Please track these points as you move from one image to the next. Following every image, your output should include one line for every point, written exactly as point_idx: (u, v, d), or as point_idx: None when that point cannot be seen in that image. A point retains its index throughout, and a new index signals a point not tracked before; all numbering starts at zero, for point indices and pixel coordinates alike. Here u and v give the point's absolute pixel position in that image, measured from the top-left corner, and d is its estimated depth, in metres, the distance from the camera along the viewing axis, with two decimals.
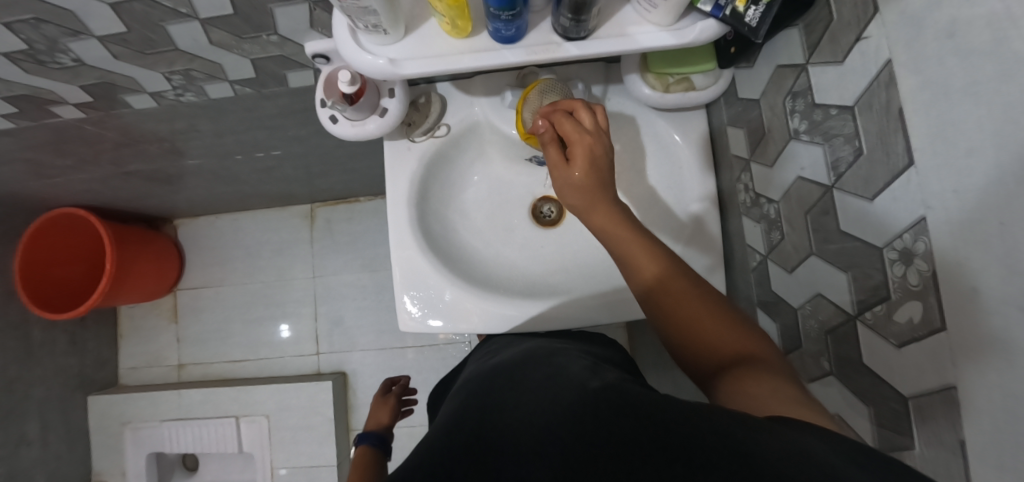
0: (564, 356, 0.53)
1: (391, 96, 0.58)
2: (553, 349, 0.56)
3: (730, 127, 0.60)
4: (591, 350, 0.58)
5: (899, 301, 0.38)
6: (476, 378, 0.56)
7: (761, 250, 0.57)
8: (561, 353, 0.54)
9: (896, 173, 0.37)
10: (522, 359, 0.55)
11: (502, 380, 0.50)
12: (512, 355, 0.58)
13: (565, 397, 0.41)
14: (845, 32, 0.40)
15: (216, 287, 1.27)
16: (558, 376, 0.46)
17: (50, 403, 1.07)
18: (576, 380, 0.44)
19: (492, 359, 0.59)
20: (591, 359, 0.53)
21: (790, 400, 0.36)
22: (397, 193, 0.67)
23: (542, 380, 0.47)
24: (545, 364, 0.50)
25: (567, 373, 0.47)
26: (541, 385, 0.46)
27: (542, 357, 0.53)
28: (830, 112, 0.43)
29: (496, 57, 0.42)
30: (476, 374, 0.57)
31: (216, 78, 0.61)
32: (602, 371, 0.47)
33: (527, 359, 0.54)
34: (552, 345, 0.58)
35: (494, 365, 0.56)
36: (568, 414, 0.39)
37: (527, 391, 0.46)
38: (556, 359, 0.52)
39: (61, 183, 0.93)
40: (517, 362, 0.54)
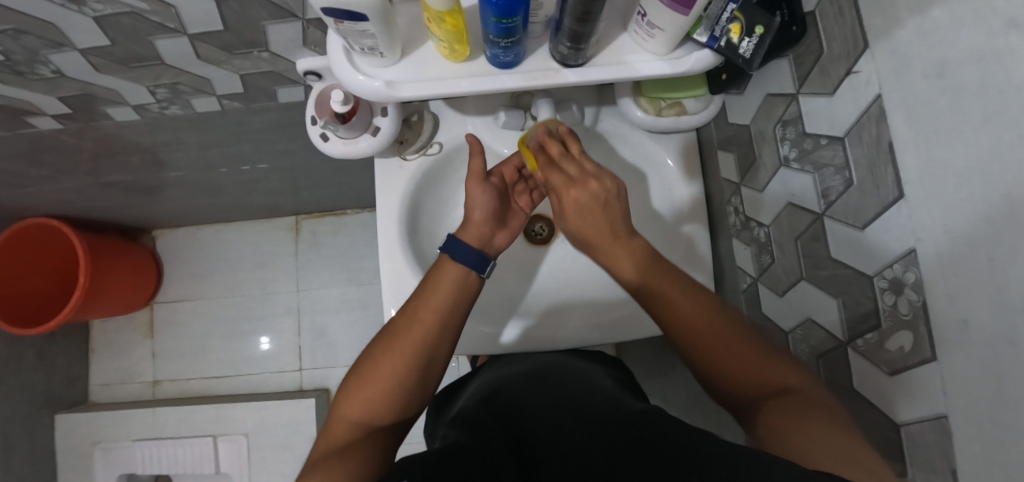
0: (593, 377, 0.53)
1: (383, 115, 0.57)
2: (582, 371, 0.55)
3: (721, 151, 0.61)
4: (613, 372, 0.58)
5: (890, 330, 0.39)
6: (499, 382, 0.56)
7: (751, 273, 0.58)
8: (590, 375, 0.54)
9: (886, 204, 0.38)
10: (554, 378, 0.53)
11: (531, 397, 0.49)
12: (538, 370, 0.57)
13: (597, 420, 0.41)
14: (835, 65, 0.41)
15: (195, 300, 1.23)
16: (590, 399, 0.46)
17: (14, 423, 1.02)
18: (605, 404, 0.44)
19: (512, 369, 0.59)
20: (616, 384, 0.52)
21: (838, 445, 0.33)
22: (388, 209, 0.66)
23: (574, 401, 0.46)
24: (576, 387, 0.50)
25: (598, 395, 0.46)
26: (568, 408, 0.45)
27: (570, 378, 0.53)
28: (820, 142, 0.44)
29: (493, 82, 0.42)
30: (499, 379, 0.57)
31: (204, 92, 0.60)
32: (629, 395, 0.47)
33: (557, 380, 0.53)
34: (582, 366, 0.57)
35: (520, 375, 0.56)
36: (595, 438, 0.39)
37: (555, 410, 0.45)
38: (586, 380, 0.52)
39: (34, 193, 0.89)
40: (545, 382, 0.53)
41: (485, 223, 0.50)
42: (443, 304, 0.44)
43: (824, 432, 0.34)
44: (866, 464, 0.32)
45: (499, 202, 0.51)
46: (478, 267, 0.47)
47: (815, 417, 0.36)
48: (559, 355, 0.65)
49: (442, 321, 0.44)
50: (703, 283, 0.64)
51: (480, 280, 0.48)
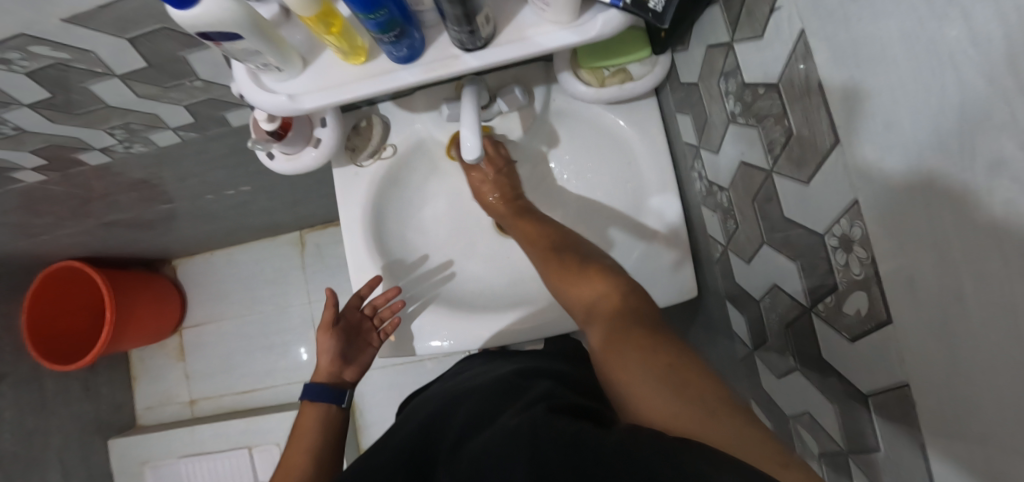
0: (525, 379, 0.54)
1: (323, 125, 0.57)
2: (512, 373, 0.57)
3: (678, 113, 0.57)
4: (557, 372, 0.59)
5: (845, 292, 0.35)
6: (427, 410, 0.57)
7: (720, 241, 0.54)
8: (522, 376, 0.55)
9: (824, 153, 0.33)
10: (472, 392, 0.55)
11: (449, 426, 0.50)
12: (462, 389, 0.58)
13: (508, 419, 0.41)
14: (759, 4, 0.36)
15: (217, 322, 1.30)
16: (514, 400, 0.47)
17: (70, 450, 1.12)
18: (522, 405, 0.44)
19: (460, 383, 0.61)
20: (553, 382, 0.53)
21: (693, 412, 0.34)
22: (351, 217, 0.66)
23: (495, 408, 0.47)
24: (501, 389, 0.51)
25: (523, 397, 0.47)
26: (484, 419, 0.46)
27: (506, 380, 0.54)
28: (758, 91, 0.40)
29: (394, 79, 0.40)
30: (430, 406, 0.57)
31: (157, 127, 0.61)
32: (560, 393, 0.47)
33: (474, 394, 0.54)
34: (512, 370, 0.59)
35: (467, 387, 0.57)
36: (506, 433, 0.39)
37: (470, 428, 0.46)
38: (513, 380, 0.53)
39: (50, 240, 0.96)
40: (465, 397, 0.54)
41: (330, 365, 0.71)
42: (310, 437, 0.65)
43: (656, 377, 0.37)
44: (716, 422, 0.33)
45: (340, 349, 0.71)
46: (333, 399, 0.69)
47: (651, 362, 0.39)
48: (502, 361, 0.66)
49: (314, 447, 0.64)
50: (678, 257, 0.60)
51: (340, 407, 0.70)
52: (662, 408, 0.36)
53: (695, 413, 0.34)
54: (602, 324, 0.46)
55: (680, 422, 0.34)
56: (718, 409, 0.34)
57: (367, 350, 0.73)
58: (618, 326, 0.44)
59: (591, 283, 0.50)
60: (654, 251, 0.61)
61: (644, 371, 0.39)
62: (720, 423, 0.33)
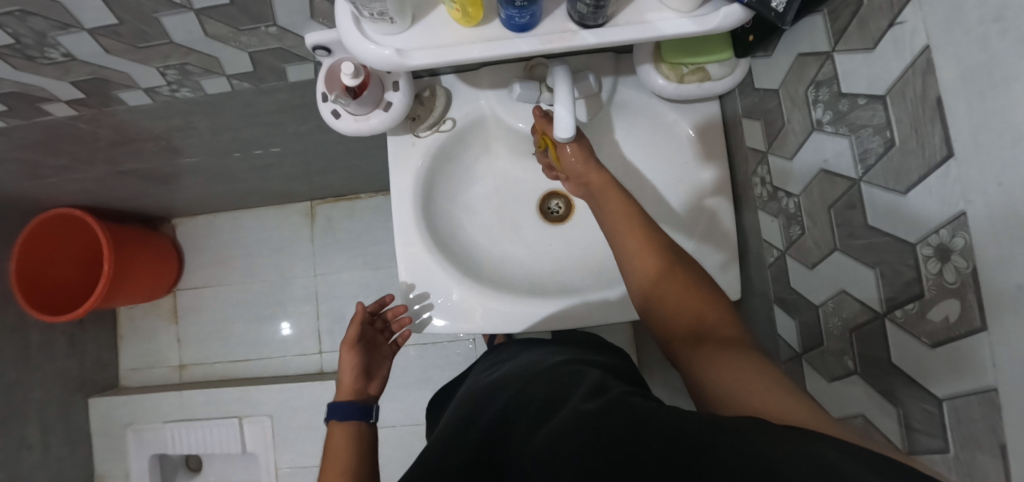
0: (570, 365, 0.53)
1: (395, 89, 0.55)
2: (557, 362, 0.55)
3: (745, 119, 0.59)
4: (601, 362, 0.59)
5: (933, 300, 0.36)
6: (471, 399, 0.55)
7: (778, 245, 0.56)
8: (566, 362, 0.54)
9: (932, 166, 0.35)
10: (520, 376, 0.53)
11: (496, 409, 0.48)
12: (509, 371, 0.57)
13: (579, 409, 0.41)
14: (877, 17, 0.38)
15: (215, 286, 1.25)
16: (571, 387, 0.46)
17: (50, 406, 1.07)
18: (585, 393, 0.44)
19: (500, 370, 0.60)
20: (599, 370, 0.52)
21: (793, 405, 0.36)
22: (402, 189, 0.65)
23: (553, 393, 0.46)
24: (552, 375, 0.50)
25: (580, 384, 0.46)
26: (546, 403, 0.45)
27: (553, 366, 0.53)
28: (857, 102, 0.41)
29: (508, 46, 0.40)
30: (478, 390, 0.56)
31: (213, 72, 0.59)
32: (613, 382, 0.47)
33: (524, 376, 0.53)
34: (553, 357, 0.57)
35: (508, 372, 0.57)
36: (584, 425, 0.38)
37: (531, 411, 0.45)
38: (559, 368, 0.52)
39: (55, 183, 0.91)
40: (510, 382, 0.53)
41: (355, 381, 0.69)
42: (347, 451, 0.61)
43: (767, 387, 0.38)
44: (819, 416, 0.35)
45: (364, 363, 0.70)
46: (363, 415, 0.66)
47: (766, 371, 0.40)
48: (536, 349, 0.64)
49: (351, 460, 0.60)
50: (726, 258, 0.62)
51: (369, 423, 0.66)
52: (776, 404, 0.36)
53: (814, 416, 0.35)
54: (707, 344, 0.45)
55: (794, 416, 0.35)
56: (813, 404, 0.37)
57: (384, 366, 0.74)
58: (726, 348, 0.44)
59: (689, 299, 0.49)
60: (703, 252, 0.62)
61: (751, 378, 0.39)
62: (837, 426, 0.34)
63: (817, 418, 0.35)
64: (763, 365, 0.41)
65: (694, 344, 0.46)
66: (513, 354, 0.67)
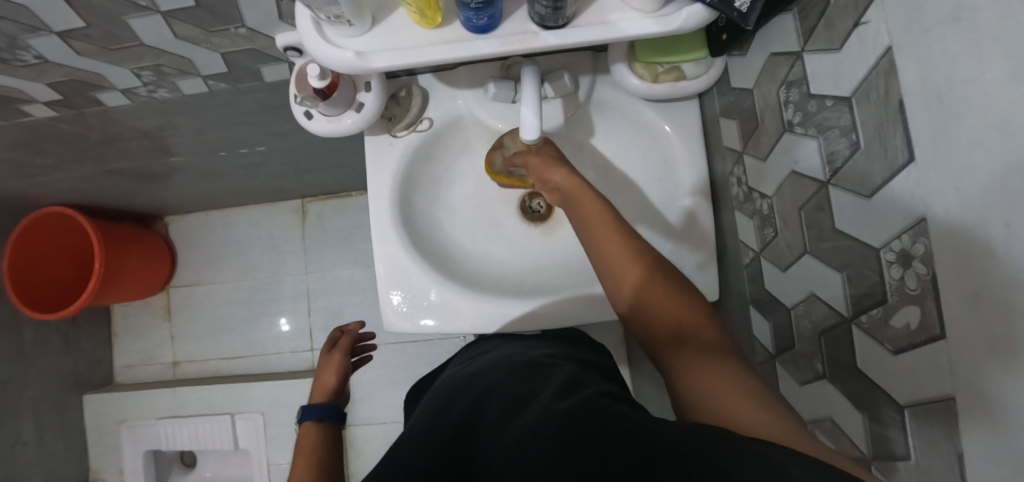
0: (547, 359, 0.53)
1: (367, 90, 0.55)
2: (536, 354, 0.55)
3: (722, 118, 0.58)
4: (577, 356, 0.59)
5: (896, 306, 0.36)
6: (445, 389, 0.55)
7: (754, 247, 0.55)
8: (543, 357, 0.54)
9: (894, 170, 0.34)
10: (495, 367, 0.53)
11: (468, 398, 0.48)
12: (483, 363, 0.58)
13: (551, 406, 0.41)
14: (843, 16, 0.37)
15: (208, 284, 1.26)
16: (545, 382, 0.46)
17: (45, 402, 1.08)
18: (557, 391, 0.43)
19: (476, 362, 0.61)
20: (574, 364, 0.53)
21: (769, 419, 0.36)
22: (379, 188, 0.65)
23: (526, 387, 0.46)
24: (526, 369, 0.50)
25: (553, 379, 0.46)
26: (518, 396, 0.45)
27: (529, 360, 0.53)
28: (824, 103, 0.40)
29: (469, 48, 0.39)
30: (451, 381, 0.56)
31: (188, 73, 0.59)
32: (587, 378, 0.47)
33: (497, 368, 0.53)
34: (532, 351, 0.58)
35: (483, 364, 0.57)
36: (555, 423, 0.38)
37: (504, 404, 0.45)
38: (535, 361, 0.52)
39: (43, 183, 0.92)
40: (484, 373, 0.53)
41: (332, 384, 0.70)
42: (320, 447, 0.62)
43: (740, 394, 0.39)
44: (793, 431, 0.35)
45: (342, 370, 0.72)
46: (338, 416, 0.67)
47: (744, 381, 0.40)
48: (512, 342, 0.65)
49: (324, 454, 0.61)
50: (704, 259, 0.61)
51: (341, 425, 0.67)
52: (754, 419, 0.37)
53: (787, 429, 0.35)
54: (688, 348, 0.45)
55: (764, 428, 0.36)
56: (789, 416, 0.37)
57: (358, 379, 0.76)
58: (705, 354, 0.44)
59: (672, 302, 0.48)
60: (681, 252, 0.62)
61: (726, 386, 0.40)
62: (802, 434, 0.35)
63: (785, 425, 0.36)
64: (740, 375, 0.41)
65: (677, 346, 0.46)
66: (493, 346, 0.66)
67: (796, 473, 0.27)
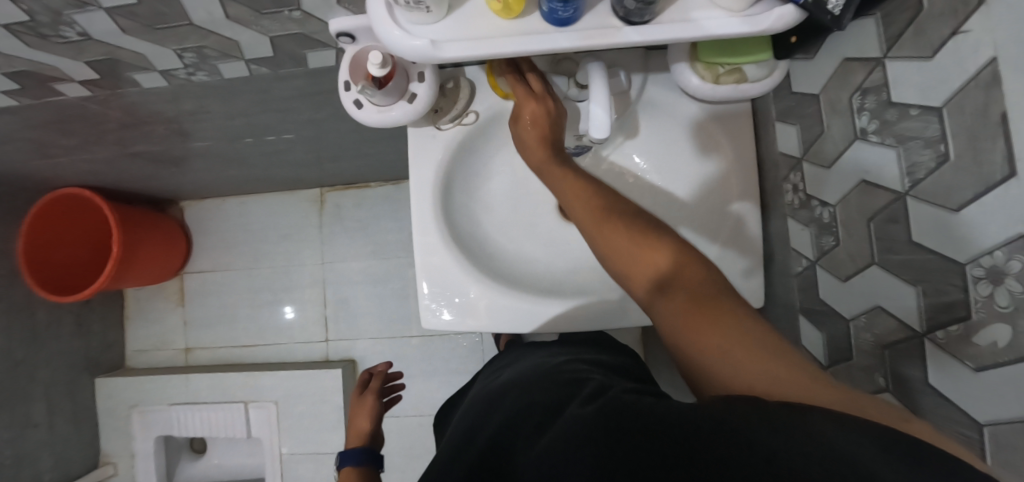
0: (570, 369, 0.51)
1: (420, 80, 0.54)
2: (561, 363, 0.54)
3: (780, 123, 0.57)
4: (606, 361, 0.58)
5: (980, 323, 0.35)
6: (475, 409, 0.53)
7: (808, 255, 0.54)
8: (565, 365, 0.53)
9: (990, 184, 0.33)
10: (517, 386, 0.51)
11: (497, 419, 0.46)
12: (512, 377, 0.56)
13: (575, 413, 0.38)
14: (937, 24, 0.36)
15: (222, 271, 1.24)
16: (570, 391, 0.44)
17: (56, 386, 1.07)
18: (583, 398, 0.41)
19: (506, 374, 0.59)
20: (600, 372, 0.50)
21: (793, 380, 0.33)
22: (422, 182, 0.64)
23: (551, 399, 0.44)
24: (549, 381, 0.48)
25: (577, 387, 0.44)
26: (545, 410, 0.43)
27: (551, 373, 0.51)
28: (908, 112, 0.39)
29: (547, 41, 0.38)
30: (480, 401, 0.55)
31: (231, 56, 0.57)
32: (612, 383, 0.45)
33: (524, 383, 0.51)
34: (552, 361, 0.56)
35: (511, 379, 0.55)
36: (580, 429, 0.35)
37: (531, 420, 0.43)
38: (559, 373, 0.50)
39: (64, 163, 0.89)
40: (513, 389, 0.51)
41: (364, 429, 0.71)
42: None
43: (748, 350, 0.36)
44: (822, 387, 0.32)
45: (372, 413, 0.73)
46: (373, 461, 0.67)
47: (756, 338, 0.36)
48: (539, 352, 0.63)
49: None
50: (750, 265, 0.61)
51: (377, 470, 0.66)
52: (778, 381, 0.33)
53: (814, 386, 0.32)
54: (677, 295, 0.41)
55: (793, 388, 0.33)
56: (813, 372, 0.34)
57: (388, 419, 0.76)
58: (710, 309, 0.39)
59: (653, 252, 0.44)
60: (727, 258, 0.61)
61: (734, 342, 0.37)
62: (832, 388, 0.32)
63: (804, 376, 0.33)
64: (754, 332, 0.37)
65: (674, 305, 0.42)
66: (521, 357, 0.65)
67: (854, 451, 0.25)
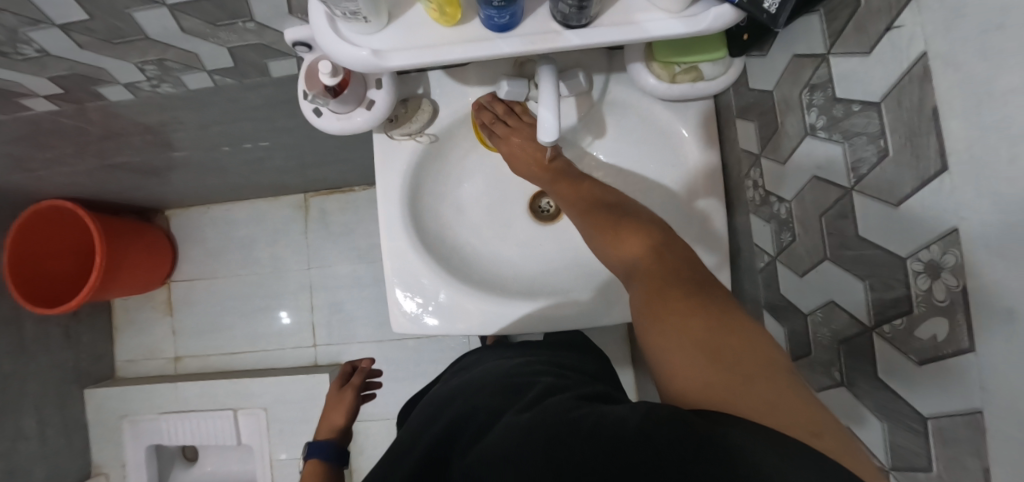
0: (523, 369, 0.53)
1: (378, 87, 0.54)
2: (518, 362, 0.56)
3: (740, 119, 0.57)
4: (561, 359, 0.60)
5: (921, 316, 0.35)
6: (432, 404, 0.55)
7: (770, 251, 0.55)
8: (519, 365, 0.54)
9: (925, 179, 0.33)
10: (468, 388, 0.52)
11: (447, 415, 0.48)
12: (471, 374, 0.58)
13: (514, 421, 0.40)
14: (874, 20, 0.36)
15: (209, 279, 1.25)
16: (515, 397, 0.46)
17: (46, 397, 1.07)
18: (525, 401, 0.43)
19: (468, 372, 0.61)
20: (551, 370, 0.52)
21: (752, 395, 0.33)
22: (388, 187, 0.64)
23: (496, 404, 0.46)
24: (498, 385, 0.49)
25: (518, 393, 0.46)
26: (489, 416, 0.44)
27: (506, 373, 0.52)
28: (852, 108, 0.39)
29: (488, 48, 0.38)
30: (437, 396, 0.57)
31: (193, 68, 0.57)
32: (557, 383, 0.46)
33: (479, 381, 0.53)
34: (507, 362, 0.57)
35: (470, 376, 0.57)
36: (517, 436, 0.37)
37: (477, 424, 0.44)
38: (513, 372, 0.52)
39: (43, 176, 0.90)
40: (469, 386, 0.53)
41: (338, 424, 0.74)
42: None
43: (695, 342, 0.37)
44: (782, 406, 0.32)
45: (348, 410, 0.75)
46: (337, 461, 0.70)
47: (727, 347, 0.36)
48: (500, 352, 0.65)
49: None
50: (717, 262, 0.61)
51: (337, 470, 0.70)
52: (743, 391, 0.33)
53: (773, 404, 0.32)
54: (648, 283, 0.44)
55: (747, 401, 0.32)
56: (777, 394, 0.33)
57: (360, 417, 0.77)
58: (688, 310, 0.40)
59: (634, 241, 0.49)
60: None
61: (685, 320, 0.39)
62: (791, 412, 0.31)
63: (735, 364, 0.35)
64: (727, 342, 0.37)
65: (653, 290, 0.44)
66: (482, 356, 0.67)
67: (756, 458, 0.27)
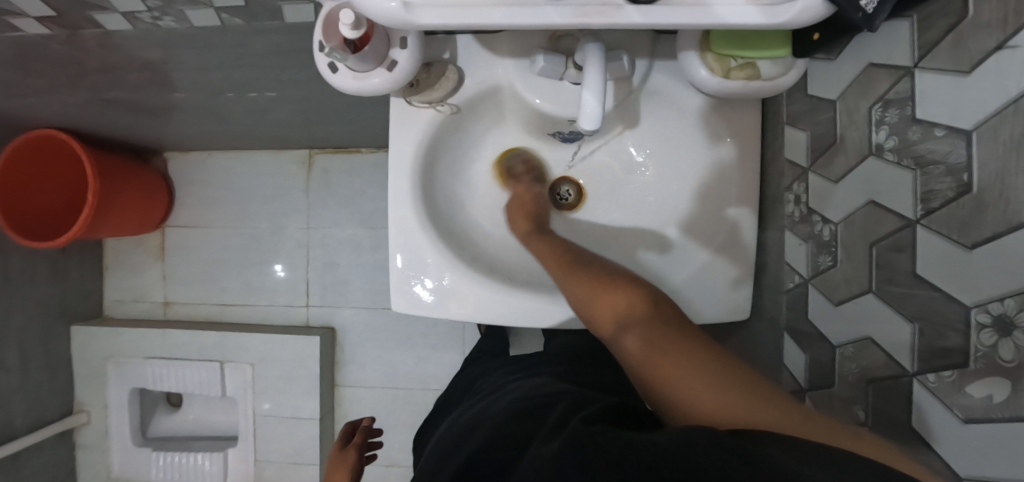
0: (549, 389, 0.49)
1: (402, 46, 0.49)
2: (544, 381, 0.52)
3: (790, 128, 0.53)
4: (588, 377, 0.56)
5: (976, 372, 0.32)
6: (455, 431, 0.50)
7: (802, 273, 0.52)
8: (545, 385, 0.51)
9: (1009, 227, 0.29)
10: (494, 409, 0.49)
11: (472, 442, 0.44)
12: (498, 395, 0.54)
13: (544, 444, 0.37)
14: (979, 36, 0.31)
15: (204, 227, 1.21)
16: (544, 420, 0.42)
17: (30, 330, 1.05)
18: (551, 426, 0.40)
19: (494, 391, 0.57)
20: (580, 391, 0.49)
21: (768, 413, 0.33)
22: (400, 158, 0.60)
23: (525, 428, 0.42)
24: (526, 405, 0.46)
25: (552, 411, 0.43)
26: (515, 441, 0.41)
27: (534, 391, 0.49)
28: (932, 132, 0.35)
29: (534, 14, 0.34)
30: (459, 423, 0.52)
31: (198, 2, 0.52)
32: (584, 403, 0.43)
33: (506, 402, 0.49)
34: (535, 380, 0.54)
35: (495, 399, 0.53)
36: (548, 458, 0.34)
37: (503, 445, 0.41)
38: (539, 391, 0.49)
39: (35, 104, 0.85)
40: (496, 408, 0.49)
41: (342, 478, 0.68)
42: None
43: (697, 372, 0.38)
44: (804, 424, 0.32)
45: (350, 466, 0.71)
46: None
47: (721, 374, 0.37)
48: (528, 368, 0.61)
49: None
50: (740, 276, 0.58)
51: None
52: (753, 411, 0.33)
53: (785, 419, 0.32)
54: (640, 331, 0.45)
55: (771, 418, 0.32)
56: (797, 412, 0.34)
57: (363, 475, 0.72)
58: (666, 343, 0.42)
59: (607, 293, 0.50)
60: (716, 265, 0.58)
61: (680, 360, 0.40)
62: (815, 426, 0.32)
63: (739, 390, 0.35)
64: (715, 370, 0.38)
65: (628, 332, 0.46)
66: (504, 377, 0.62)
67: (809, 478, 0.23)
